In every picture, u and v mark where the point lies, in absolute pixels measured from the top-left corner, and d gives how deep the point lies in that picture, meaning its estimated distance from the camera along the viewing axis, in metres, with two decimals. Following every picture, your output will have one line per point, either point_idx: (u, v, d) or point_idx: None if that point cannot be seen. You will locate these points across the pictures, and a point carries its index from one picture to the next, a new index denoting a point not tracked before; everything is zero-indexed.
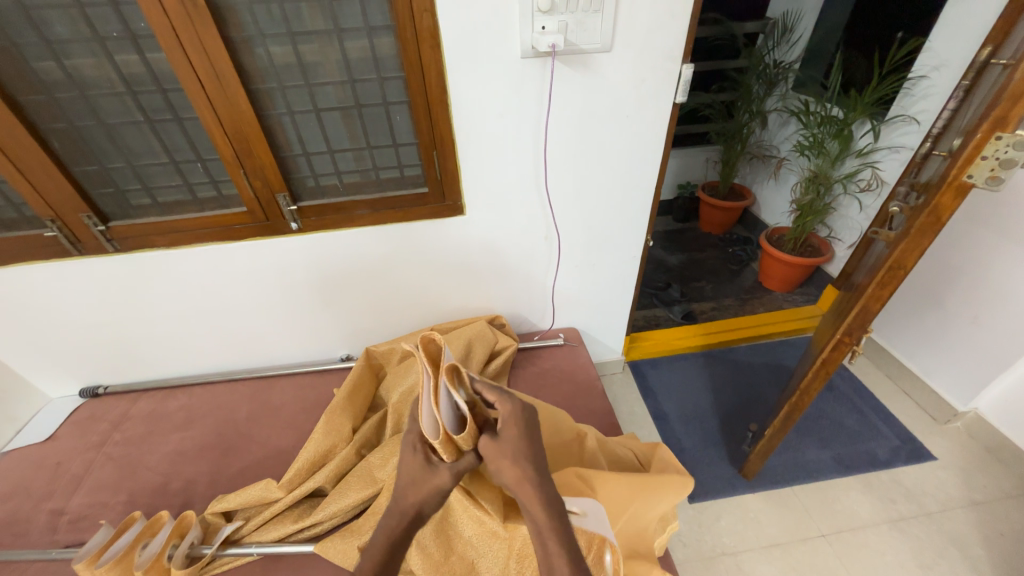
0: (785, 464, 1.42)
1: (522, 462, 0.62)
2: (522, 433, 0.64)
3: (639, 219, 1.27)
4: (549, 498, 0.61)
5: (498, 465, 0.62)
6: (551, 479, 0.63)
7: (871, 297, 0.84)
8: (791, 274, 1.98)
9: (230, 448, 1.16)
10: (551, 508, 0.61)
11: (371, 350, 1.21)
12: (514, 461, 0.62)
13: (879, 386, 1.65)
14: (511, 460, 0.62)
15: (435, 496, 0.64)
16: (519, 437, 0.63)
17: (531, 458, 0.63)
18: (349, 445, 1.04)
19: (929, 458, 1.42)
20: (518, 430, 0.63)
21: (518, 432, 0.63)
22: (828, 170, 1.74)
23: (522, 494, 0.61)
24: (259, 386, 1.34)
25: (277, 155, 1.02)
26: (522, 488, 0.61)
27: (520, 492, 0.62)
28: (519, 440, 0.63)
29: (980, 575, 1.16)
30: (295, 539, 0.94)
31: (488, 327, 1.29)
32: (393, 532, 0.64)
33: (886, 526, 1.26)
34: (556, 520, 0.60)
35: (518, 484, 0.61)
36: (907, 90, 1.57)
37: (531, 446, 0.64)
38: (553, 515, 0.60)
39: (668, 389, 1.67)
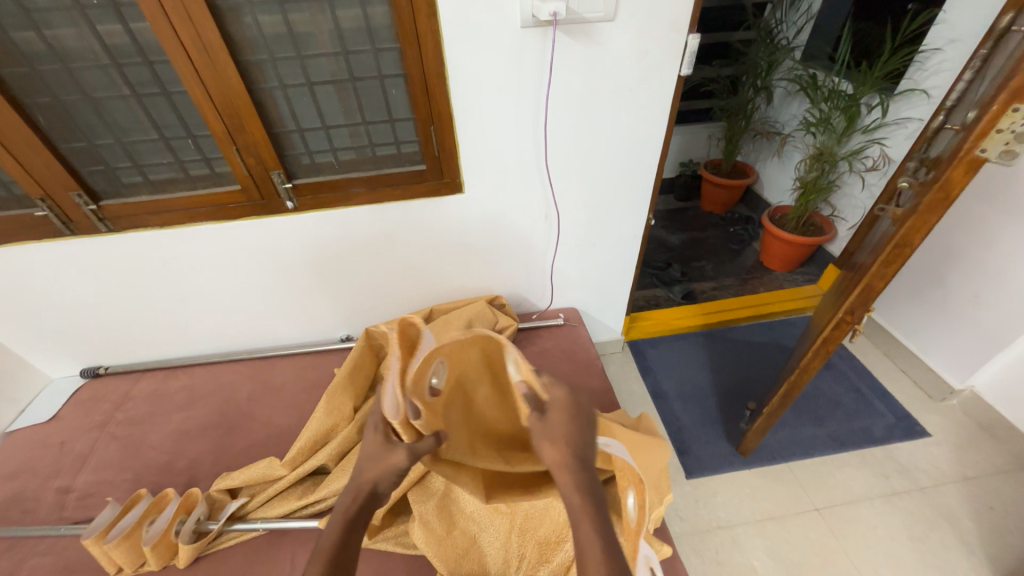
0: (781, 440, 1.44)
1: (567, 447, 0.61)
2: (571, 416, 0.64)
3: (640, 198, 1.24)
4: (585, 478, 0.59)
5: (541, 447, 0.63)
6: (594, 470, 0.60)
7: (874, 276, 0.83)
8: (792, 253, 1.96)
9: (233, 427, 1.17)
10: (586, 490, 0.58)
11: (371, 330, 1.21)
12: (558, 443, 0.62)
13: (876, 364, 1.67)
14: (554, 441, 0.62)
15: (393, 474, 0.63)
16: (568, 420, 0.63)
17: (579, 448, 0.61)
18: (351, 423, 1.04)
19: (923, 434, 1.44)
20: (564, 415, 0.64)
21: (565, 418, 0.64)
22: (834, 147, 1.71)
23: (560, 478, 0.60)
24: (259, 366, 1.34)
25: (270, 131, 0.99)
26: (561, 472, 0.60)
27: (557, 471, 0.60)
28: (564, 424, 0.63)
29: (968, 546, 1.20)
30: (300, 515, 0.96)
31: (488, 307, 1.28)
32: (350, 508, 0.61)
33: (879, 500, 1.29)
34: (594, 514, 0.56)
35: (557, 468, 0.60)
36: (919, 64, 1.53)
37: (572, 430, 0.62)
38: (587, 496, 0.57)
39: (667, 368, 1.68)
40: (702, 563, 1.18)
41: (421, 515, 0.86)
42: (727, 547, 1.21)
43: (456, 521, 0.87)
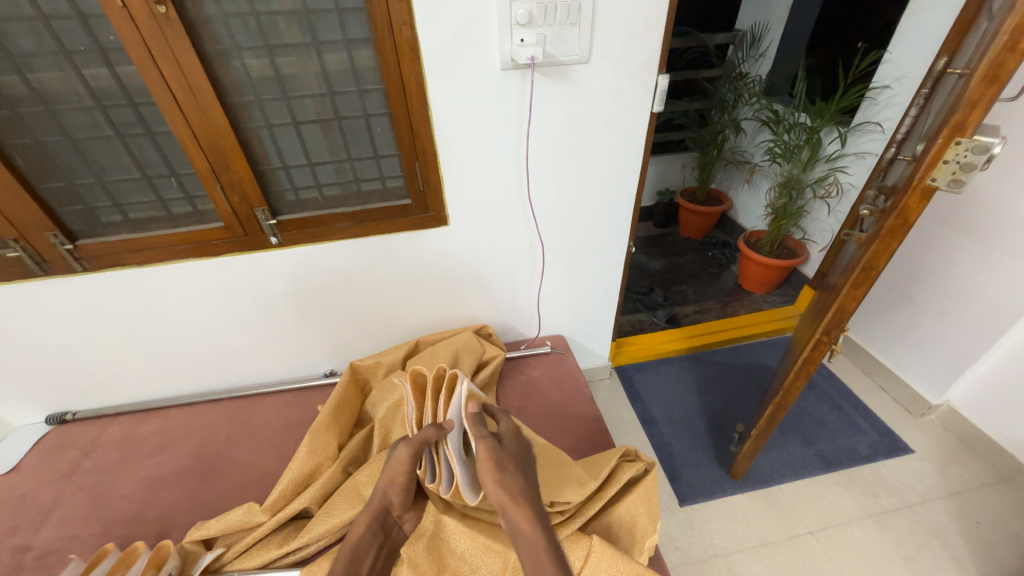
0: (771, 462, 1.44)
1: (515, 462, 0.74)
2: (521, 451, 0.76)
3: (621, 226, 1.29)
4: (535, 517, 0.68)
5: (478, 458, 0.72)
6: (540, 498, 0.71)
7: (847, 297, 0.86)
8: (768, 276, 2.03)
9: (211, 472, 1.12)
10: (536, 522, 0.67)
11: (356, 365, 1.21)
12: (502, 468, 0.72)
13: (857, 382, 1.70)
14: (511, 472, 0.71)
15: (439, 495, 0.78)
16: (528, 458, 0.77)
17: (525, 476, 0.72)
18: (336, 463, 1.02)
19: (907, 451, 1.46)
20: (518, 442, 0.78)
21: (516, 441, 0.77)
22: (799, 175, 1.81)
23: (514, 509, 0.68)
24: (239, 406, 1.29)
25: (254, 168, 1.00)
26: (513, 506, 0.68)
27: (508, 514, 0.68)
28: (517, 448, 0.76)
29: (960, 563, 1.20)
30: (280, 565, 0.91)
31: (476, 337, 1.26)
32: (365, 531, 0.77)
33: (871, 519, 1.29)
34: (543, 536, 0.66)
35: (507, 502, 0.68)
36: (872, 99, 1.64)
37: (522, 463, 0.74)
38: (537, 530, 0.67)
39: (655, 393, 1.68)
40: None
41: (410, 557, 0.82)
42: None
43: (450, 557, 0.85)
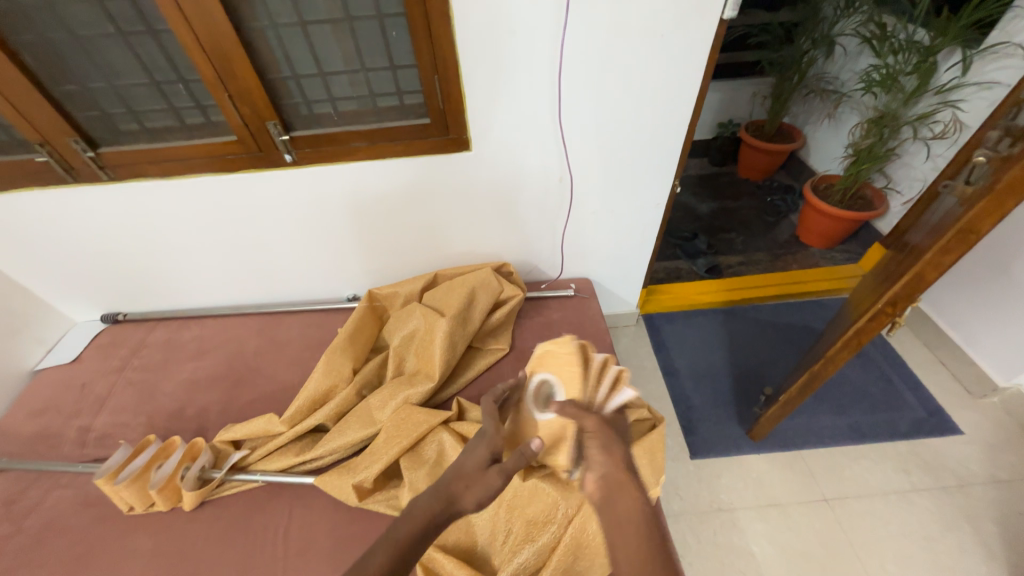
0: (797, 427, 1.37)
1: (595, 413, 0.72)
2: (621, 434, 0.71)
3: (666, 161, 1.13)
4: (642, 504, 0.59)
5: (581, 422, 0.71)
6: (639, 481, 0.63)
7: (928, 265, 0.72)
8: (833, 228, 1.81)
9: (241, 380, 1.19)
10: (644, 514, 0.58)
11: (374, 293, 1.20)
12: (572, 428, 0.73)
13: (913, 354, 1.54)
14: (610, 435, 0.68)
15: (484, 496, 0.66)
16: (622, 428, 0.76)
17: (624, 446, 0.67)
18: (350, 385, 1.05)
19: (955, 433, 1.34)
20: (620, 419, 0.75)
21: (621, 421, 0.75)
22: (898, 109, 1.50)
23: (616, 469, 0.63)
24: (267, 322, 1.35)
25: (262, 76, 0.92)
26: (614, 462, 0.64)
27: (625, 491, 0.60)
28: (626, 431, 0.74)
29: (987, 550, 1.14)
30: (297, 471, 0.98)
31: (495, 274, 1.21)
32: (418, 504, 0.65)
33: (895, 496, 1.23)
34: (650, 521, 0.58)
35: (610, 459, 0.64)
36: (1019, 10, 1.28)
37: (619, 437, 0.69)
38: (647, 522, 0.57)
39: (682, 344, 1.61)
40: (699, 543, 1.17)
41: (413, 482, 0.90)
42: (725, 530, 1.19)
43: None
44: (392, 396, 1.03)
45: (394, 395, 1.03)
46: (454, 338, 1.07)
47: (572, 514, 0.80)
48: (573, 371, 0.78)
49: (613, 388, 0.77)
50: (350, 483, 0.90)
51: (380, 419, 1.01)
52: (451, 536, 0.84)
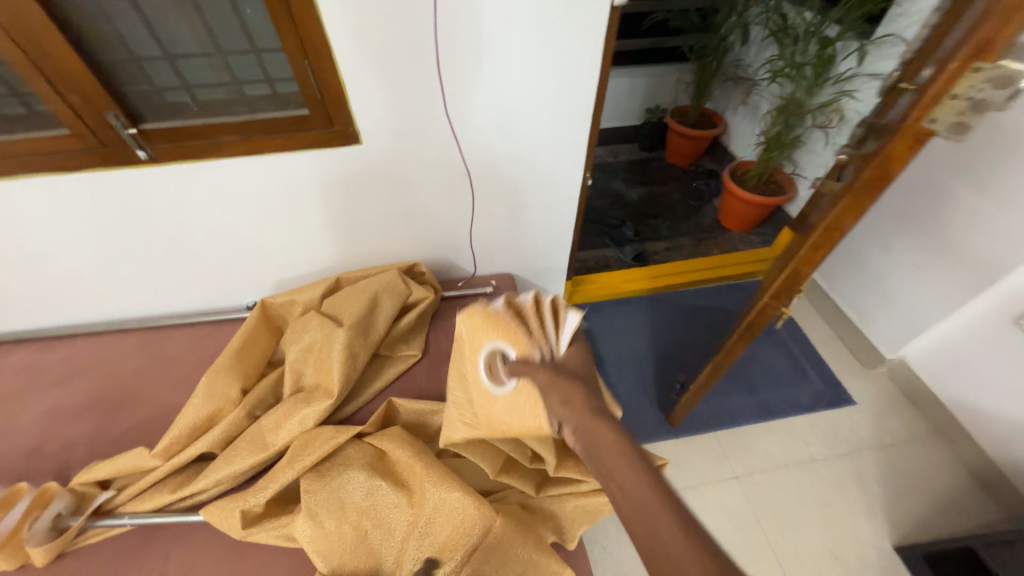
0: (713, 408, 1.42)
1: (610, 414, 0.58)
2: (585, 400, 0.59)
3: (574, 151, 1.11)
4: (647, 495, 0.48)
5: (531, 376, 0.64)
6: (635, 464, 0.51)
7: (802, 261, 0.75)
8: (748, 213, 1.89)
9: (115, 407, 1.05)
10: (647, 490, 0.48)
11: (267, 302, 1.10)
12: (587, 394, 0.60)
13: (816, 331, 1.64)
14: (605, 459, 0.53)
15: None
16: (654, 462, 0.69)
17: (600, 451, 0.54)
18: (238, 407, 0.95)
19: (849, 402, 1.45)
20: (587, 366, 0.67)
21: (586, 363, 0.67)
22: (802, 99, 1.56)
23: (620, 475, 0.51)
24: (150, 337, 1.19)
25: (91, 58, 0.79)
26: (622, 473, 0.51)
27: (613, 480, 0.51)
28: (586, 369, 0.66)
29: (872, 509, 1.24)
30: (175, 508, 0.88)
31: (402, 277, 1.13)
32: None
33: (796, 467, 1.32)
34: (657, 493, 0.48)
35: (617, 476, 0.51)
36: (899, 5, 1.36)
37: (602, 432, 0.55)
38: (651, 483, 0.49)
39: (607, 332, 1.63)
40: (619, 532, 1.20)
41: (309, 508, 0.82)
42: None
43: (361, 504, 0.84)
44: (287, 417, 0.94)
45: (289, 415, 0.95)
46: (354, 348, 1.00)
47: (483, 537, 0.78)
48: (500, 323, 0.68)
49: (556, 326, 0.67)
50: (239, 509, 0.82)
51: (274, 442, 0.93)
52: (351, 563, 0.81)
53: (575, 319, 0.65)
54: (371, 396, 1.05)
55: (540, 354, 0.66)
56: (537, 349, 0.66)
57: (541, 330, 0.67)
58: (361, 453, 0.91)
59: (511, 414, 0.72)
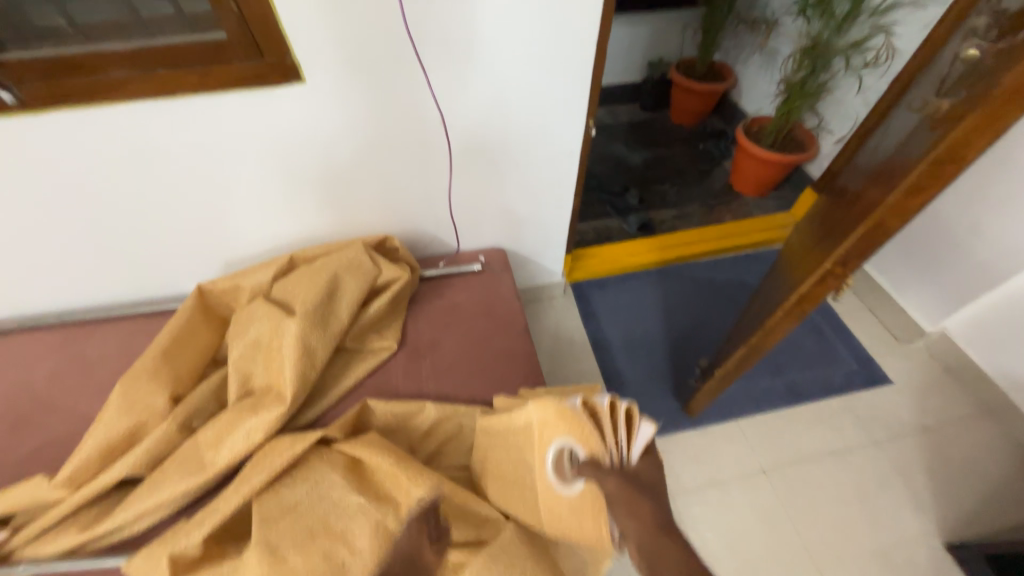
0: (735, 394, 1.26)
1: (669, 528, 0.51)
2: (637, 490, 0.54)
3: (566, 91, 0.93)
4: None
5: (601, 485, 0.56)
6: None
7: (891, 213, 0.59)
8: (765, 175, 1.69)
9: (23, 423, 0.86)
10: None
11: (205, 289, 0.89)
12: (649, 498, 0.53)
13: (844, 303, 1.47)
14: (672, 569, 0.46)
15: None
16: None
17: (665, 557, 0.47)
18: (168, 420, 0.77)
19: (885, 382, 1.30)
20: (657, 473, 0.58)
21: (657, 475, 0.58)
22: (832, 37, 1.35)
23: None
24: (71, 335, 0.99)
25: None
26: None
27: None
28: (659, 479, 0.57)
29: (917, 502, 1.10)
30: (91, 548, 0.71)
31: (369, 252, 0.94)
32: None
33: (831, 457, 1.17)
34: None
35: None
36: None
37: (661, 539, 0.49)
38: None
39: (613, 313, 1.45)
40: None
41: (265, 537, 0.65)
42: None
43: (333, 522, 0.68)
44: (229, 429, 0.76)
45: (233, 428, 0.76)
46: (311, 342, 0.81)
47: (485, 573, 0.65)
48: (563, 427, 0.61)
49: (627, 431, 0.58)
50: (165, 553, 0.65)
51: (215, 461, 0.75)
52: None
53: (647, 433, 0.57)
54: (338, 398, 0.87)
55: (609, 461, 0.57)
56: (605, 456, 0.57)
57: (611, 436, 0.58)
58: (330, 465, 0.73)
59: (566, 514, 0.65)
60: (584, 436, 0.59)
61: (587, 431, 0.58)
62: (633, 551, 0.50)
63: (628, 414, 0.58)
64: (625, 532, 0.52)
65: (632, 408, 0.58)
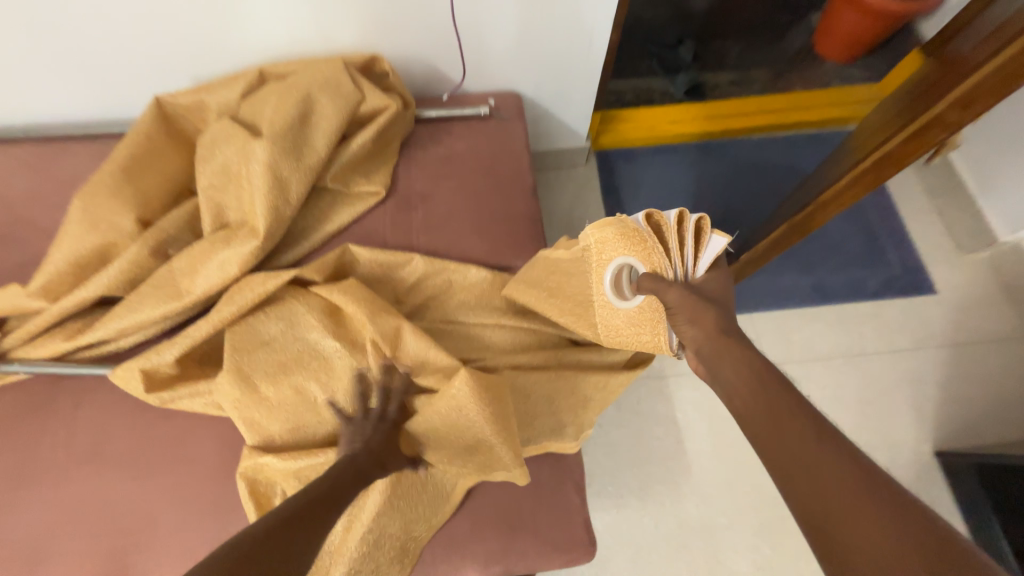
0: (754, 288, 1.17)
1: None
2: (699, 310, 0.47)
3: None
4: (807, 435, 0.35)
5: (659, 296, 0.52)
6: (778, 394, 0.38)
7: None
8: (863, 29, 1.34)
9: (7, 238, 0.84)
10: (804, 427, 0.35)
11: (165, 101, 0.78)
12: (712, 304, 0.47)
13: (910, 201, 1.27)
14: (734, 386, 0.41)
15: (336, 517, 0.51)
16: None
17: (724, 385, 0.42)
18: (138, 242, 0.72)
19: (927, 292, 1.17)
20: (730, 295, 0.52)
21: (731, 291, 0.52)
22: None
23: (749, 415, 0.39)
24: (41, 152, 0.92)
25: None
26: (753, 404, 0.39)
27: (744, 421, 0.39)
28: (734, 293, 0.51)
29: (919, 412, 1.07)
30: (80, 358, 0.72)
31: (350, 71, 0.80)
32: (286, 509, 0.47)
33: (841, 360, 1.11)
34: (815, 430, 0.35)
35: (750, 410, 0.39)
36: None
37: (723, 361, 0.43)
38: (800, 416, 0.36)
39: (637, 189, 1.29)
40: (619, 413, 1.06)
41: (237, 365, 0.65)
42: (650, 397, 1.07)
43: (305, 360, 0.67)
44: (203, 259, 0.71)
45: (206, 258, 0.72)
46: (282, 169, 0.72)
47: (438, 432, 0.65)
48: (628, 247, 0.59)
49: (696, 244, 0.54)
50: (144, 366, 0.66)
51: (191, 290, 0.71)
52: (275, 429, 0.65)
53: (720, 244, 0.52)
54: (321, 242, 0.81)
55: (673, 275, 0.54)
56: (670, 269, 0.54)
57: (679, 247, 0.54)
58: (306, 305, 0.69)
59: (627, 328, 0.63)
60: (647, 253, 0.56)
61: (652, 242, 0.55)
62: (694, 357, 0.47)
63: (698, 227, 0.54)
64: (688, 341, 0.48)
65: (702, 220, 0.53)
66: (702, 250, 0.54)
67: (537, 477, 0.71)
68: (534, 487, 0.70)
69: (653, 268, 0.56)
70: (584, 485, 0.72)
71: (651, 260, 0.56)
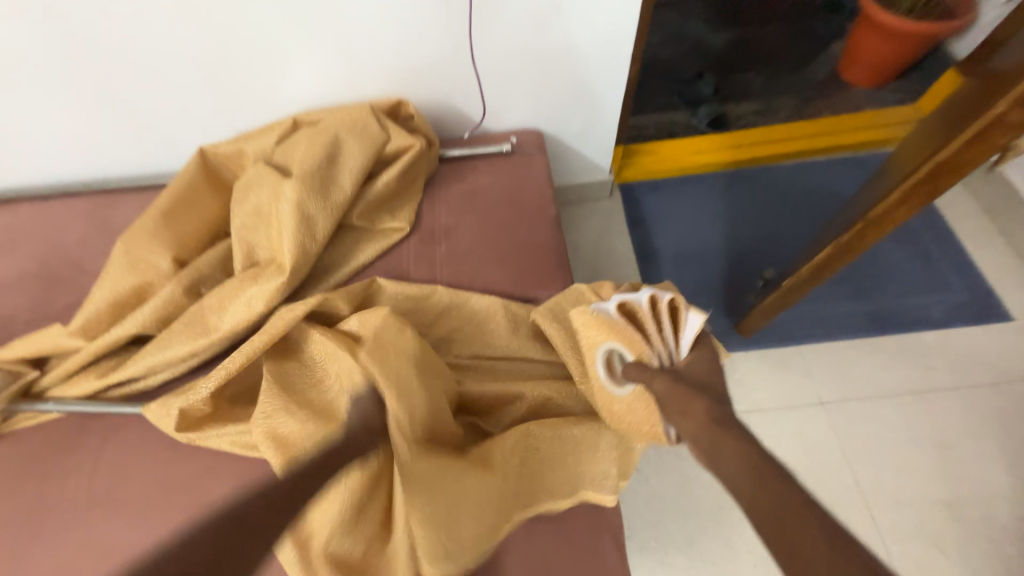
0: (800, 319, 1.08)
1: None
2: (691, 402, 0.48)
3: None
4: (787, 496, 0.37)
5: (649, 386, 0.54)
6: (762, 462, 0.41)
7: None
8: (891, 55, 1.32)
9: (57, 281, 0.88)
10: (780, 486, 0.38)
11: (208, 150, 0.83)
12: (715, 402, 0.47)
13: (968, 222, 1.17)
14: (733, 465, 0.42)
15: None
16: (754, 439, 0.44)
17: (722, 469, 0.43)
18: (173, 281, 0.74)
19: (1002, 319, 1.05)
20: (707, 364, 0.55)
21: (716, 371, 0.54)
22: None
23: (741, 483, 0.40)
24: (95, 202, 0.98)
25: None
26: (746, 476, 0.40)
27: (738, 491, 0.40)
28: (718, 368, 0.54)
29: (1014, 457, 0.92)
30: (110, 395, 0.73)
31: (377, 114, 0.84)
32: None
33: (910, 397, 0.99)
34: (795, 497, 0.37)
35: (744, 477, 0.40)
36: None
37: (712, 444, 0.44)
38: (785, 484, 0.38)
39: (665, 220, 1.26)
40: (659, 456, 0.97)
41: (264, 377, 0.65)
42: None
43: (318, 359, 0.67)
44: (231, 296, 0.73)
45: (234, 296, 0.73)
46: (309, 207, 0.74)
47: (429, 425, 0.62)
48: (611, 334, 0.61)
49: (675, 324, 0.58)
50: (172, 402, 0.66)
51: (218, 326, 0.72)
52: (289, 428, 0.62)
53: (695, 321, 0.56)
54: (346, 278, 0.81)
55: (657, 360, 0.57)
56: (655, 354, 0.57)
57: (661, 327, 0.58)
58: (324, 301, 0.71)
59: (629, 415, 0.60)
60: (629, 340, 0.60)
61: (635, 329, 0.60)
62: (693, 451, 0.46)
63: (674, 306, 0.58)
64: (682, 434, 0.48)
65: (675, 300, 0.58)
66: (682, 326, 0.57)
67: (569, 528, 0.64)
68: (566, 537, 0.63)
69: (640, 355, 0.58)
70: (622, 535, 0.64)
71: (636, 346, 0.59)
